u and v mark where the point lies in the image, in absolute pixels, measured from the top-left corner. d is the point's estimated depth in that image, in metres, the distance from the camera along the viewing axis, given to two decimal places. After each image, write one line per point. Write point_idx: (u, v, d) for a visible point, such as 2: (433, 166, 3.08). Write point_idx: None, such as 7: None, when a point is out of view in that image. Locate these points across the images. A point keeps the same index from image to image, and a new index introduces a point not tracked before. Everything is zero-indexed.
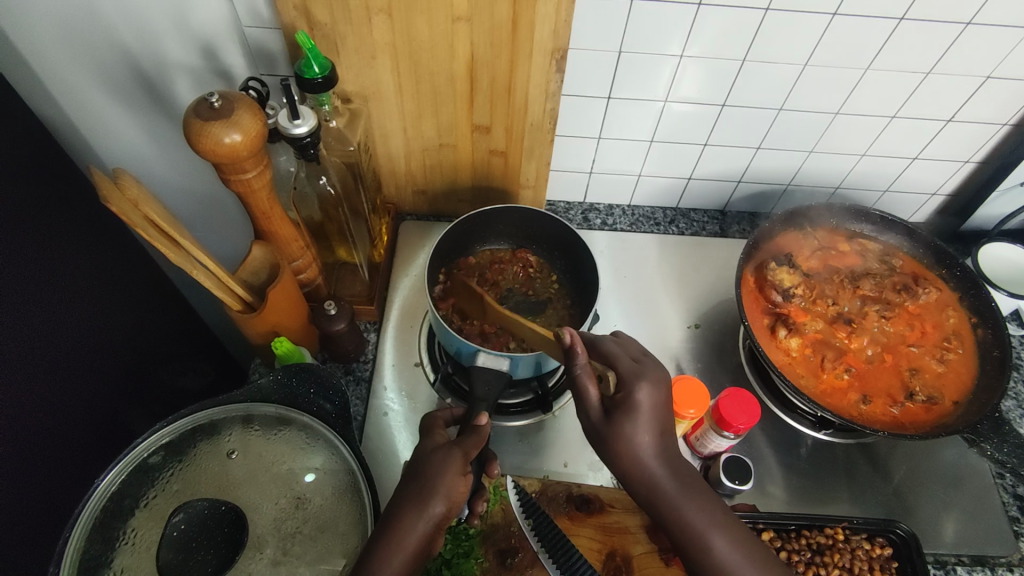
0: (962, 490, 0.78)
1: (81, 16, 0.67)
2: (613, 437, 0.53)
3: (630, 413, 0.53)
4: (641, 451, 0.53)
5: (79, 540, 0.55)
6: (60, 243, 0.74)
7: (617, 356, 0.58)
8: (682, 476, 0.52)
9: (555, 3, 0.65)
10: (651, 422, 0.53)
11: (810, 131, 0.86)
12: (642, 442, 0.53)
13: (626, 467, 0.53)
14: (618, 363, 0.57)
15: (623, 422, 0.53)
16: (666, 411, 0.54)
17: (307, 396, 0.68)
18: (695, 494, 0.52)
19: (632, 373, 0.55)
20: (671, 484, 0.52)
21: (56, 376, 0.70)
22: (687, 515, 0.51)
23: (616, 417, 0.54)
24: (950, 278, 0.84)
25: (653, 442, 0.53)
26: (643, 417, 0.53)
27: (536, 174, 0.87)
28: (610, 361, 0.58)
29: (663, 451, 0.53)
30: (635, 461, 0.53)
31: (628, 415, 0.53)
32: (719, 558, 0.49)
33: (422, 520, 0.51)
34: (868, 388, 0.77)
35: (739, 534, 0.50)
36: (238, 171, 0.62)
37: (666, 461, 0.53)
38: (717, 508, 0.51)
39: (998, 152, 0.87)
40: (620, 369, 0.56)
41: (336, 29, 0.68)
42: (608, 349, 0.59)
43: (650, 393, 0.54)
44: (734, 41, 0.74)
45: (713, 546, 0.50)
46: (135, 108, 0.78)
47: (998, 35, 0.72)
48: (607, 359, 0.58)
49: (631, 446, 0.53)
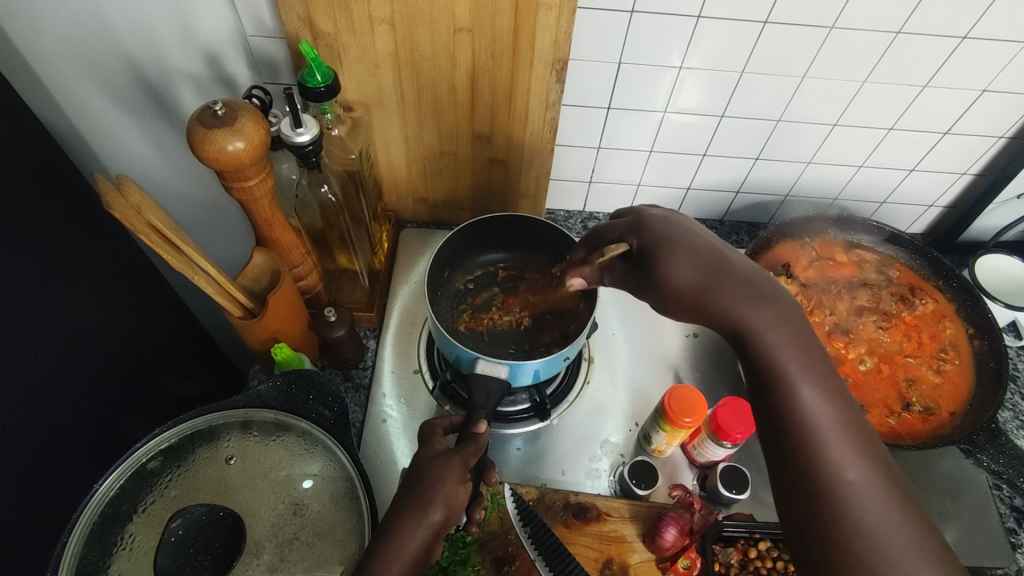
0: (959, 501, 0.78)
1: (86, 25, 0.68)
2: (658, 269, 0.55)
3: (665, 247, 0.56)
4: (685, 284, 0.54)
5: (77, 544, 0.55)
6: (62, 248, 0.75)
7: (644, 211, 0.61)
8: (749, 289, 0.53)
9: (556, 14, 0.66)
10: (688, 254, 0.55)
11: (808, 142, 0.87)
12: (683, 272, 0.54)
13: (678, 300, 0.54)
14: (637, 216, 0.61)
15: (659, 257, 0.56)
16: (703, 247, 0.55)
17: (306, 403, 0.68)
18: (789, 338, 0.51)
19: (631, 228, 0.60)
20: (760, 319, 0.52)
21: (55, 382, 0.71)
22: (781, 362, 0.50)
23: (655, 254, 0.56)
24: (947, 289, 0.84)
25: (701, 272, 0.54)
26: (679, 249, 0.55)
27: (536, 182, 0.88)
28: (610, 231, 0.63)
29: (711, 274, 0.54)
30: (690, 292, 0.54)
31: (665, 249, 0.55)
32: (805, 402, 0.49)
33: (421, 527, 0.51)
34: (865, 399, 0.77)
35: (832, 389, 0.49)
36: (241, 179, 0.62)
37: (734, 290, 0.53)
38: (814, 359, 0.51)
39: (994, 164, 0.88)
40: (627, 221, 0.61)
41: (339, 38, 0.69)
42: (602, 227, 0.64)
43: (669, 228, 0.57)
44: (734, 52, 0.74)
45: (800, 394, 0.49)
46: (138, 114, 0.79)
47: (993, 49, 0.73)
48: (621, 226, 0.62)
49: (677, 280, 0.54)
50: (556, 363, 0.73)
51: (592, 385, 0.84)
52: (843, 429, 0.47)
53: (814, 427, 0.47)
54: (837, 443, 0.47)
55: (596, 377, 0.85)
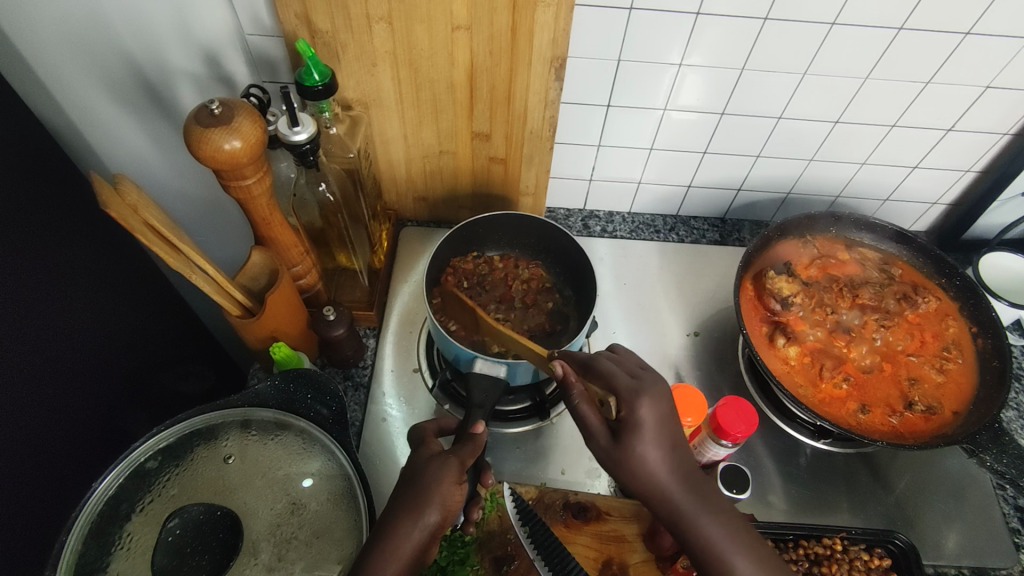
0: (963, 501, 0.77)
1: (85, 23, 0.68)
2: (625, 459, 0.50)
3: (635, 431, 0.50)
4: (654, 469, 0.49)
5: (75, 542, 0.55)
6: (63, 247, 0.75)
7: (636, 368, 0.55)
8: (699, 489, 0.49)
9: (553, 12, 0.65)
10: (660, 437, 0.50)
11: (809, 139, 0.86)
12: (654, 461, 0.50)
13: (641, 487, 0.50)
14: (615, 382, 0.53)
15: (630, 441, 0.50)
16: (672, 425, 0.51)
17: (305, 401, 0.68)
18: (723, 519, 0.48)
19: (631, 391, 0.52)
20: (692, 507, 0.48)
21: (56, 380, 0.71)
22: (713, 542, 0.47)
23: (623, 439, 0.50)
24: (950, 287, 0.84)
25: (666, 459, 0.50)
26: (648, 433, 0.50)
27: (536, 181, 0.88)
28: (609, 382, 0.54)
29: (676, 463, 0.50)
30: (647, 478, 0.49)
31: (634, 433, 0.50)
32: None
33: (417, 528, 0.51)
34: (867, 398, 0.77)
35: (770, 567, 0.46)
36: (238, 178, 0.62)
37: (684, 480, 0.49)
38: (746, 534, 0.48)
39: (998, 161, 0.87)
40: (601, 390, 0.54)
41: (337, 37, 0.69)
42: (605, 368, 0.55)
43: (652, 408, 0.50)
44: (733, 49, 0.74)
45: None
46: (137, 113, 0.79)
47: (996, 45, 0.72)
48: (606, 380, 0.54)
49: (643, 464, 0.49)
50: None
51: None
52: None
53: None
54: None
55: None
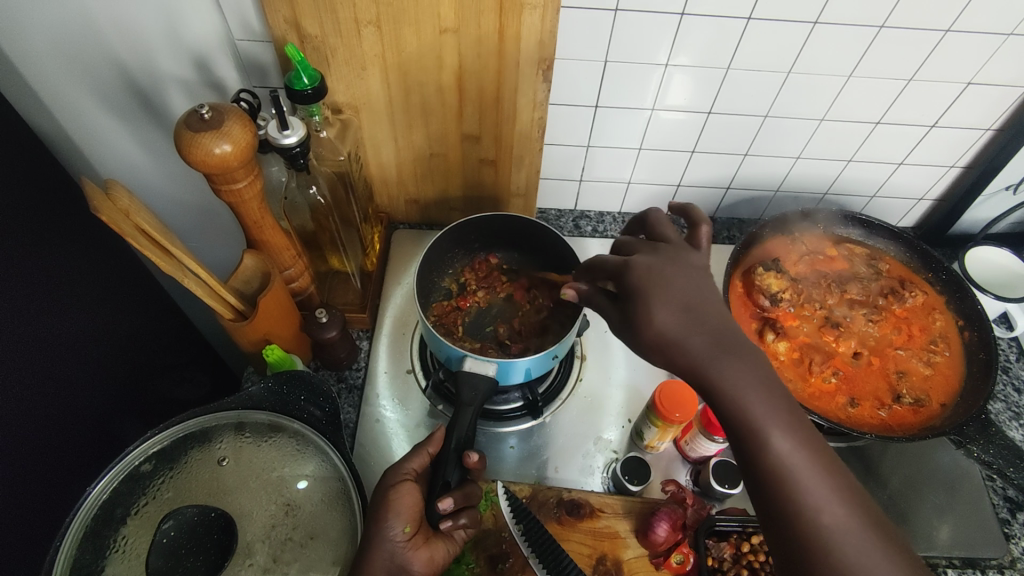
0: (953, 494, 0.78)
1: (75, 31, 0.68)
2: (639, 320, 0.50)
3: (641, 292, 0.50)
4: (668, 329, 0.49)
5: (70, 546, 0.55)
6: (56, 255, 0.75)
7: (665, 237, 0.57)
8: (732, 352, 0.47)
9: (540, 13, 0.66)
10: (671, 297, 0.50)
11: (796, 136, 0.87)
12: (665, 321, 0.49)
13: (671, 355, 0.48)
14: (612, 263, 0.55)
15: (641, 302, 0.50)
16: (685, 286, 0.50)
17: (298, 403, 0.69)
18: (760, 387, 0.46)
19: (639, 265, 0.52)
20: (730, 377, 0.46)
21: (50, 386, 0.71)
22: (750, 412, 0.45)
23: (629, 302, 0.51)
24: (937, 282, 0.85)
25: (682, 319, 0.49)
26: (656, 292, 0.50)
27: (526, 181, 0.89)
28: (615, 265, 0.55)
29: (694, 321, 0.49)
30: (670, 343, 0.48)
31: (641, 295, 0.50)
32: (780, 456, 0.44)
33: (385, 545, 0.56)
34: (856, 391, 0.78)
35: (803, 435, 0.45)
36: (229, 181, 0.63)
37: (715, 346, 0.48)
38: (782, 405, 0.46)
39: (982, 156, 0.88)
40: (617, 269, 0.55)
41: (326, 42, 0.69)
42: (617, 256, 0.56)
43: (654, 273, 0.51)
44: (719, 49, 0.75)
45: (773, 443, 0.45)
46: (129, 120, 0.79)
47: (977, 41, 0.73)
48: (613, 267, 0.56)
49: (658, 326, 0.49)
50: (547, 361, 0.73)
51: (585, 382, 0.84)
52: (819, 479, 0.44)
53: (789, 479, 0.44)
54: (815, 486, 0.43)
55: (589, 374, 0.85)
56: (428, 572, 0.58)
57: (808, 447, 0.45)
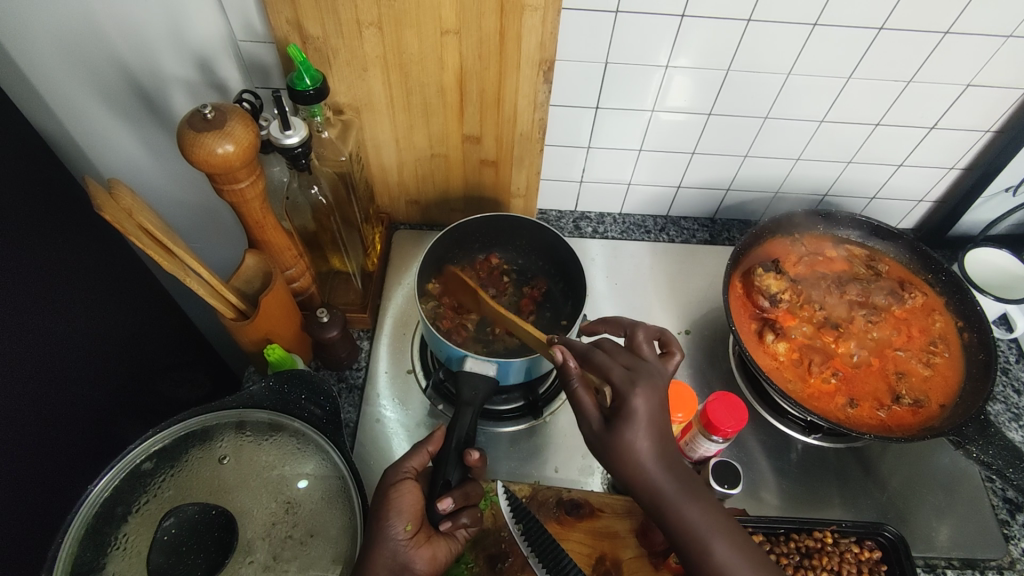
0: (952, 495, 0.78)
1: (78, 31, 0.69)
2: (615, 444, 0.52)
3: (629, 420, 0.52)
4: (638, 457, 0.51)
5: (72, 544, 0.56)
6: (58, 254, 0.76)
7: (643, 347, 0.58)
8: (677, 472, 0.52)
9: (541, 15, 0.67)
10: (654, 429, 0.52)
11: (796, 138, 0.87)
12: (642, 448, 0.51)
13: (627, 474, 0.52)
14: (610, 374, 0.55)
15: (621, 428, 0.52)
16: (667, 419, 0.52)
17: (299, 402, 0.69)
18: (701, 502, 0.50)
19: (626, 382, 0.53)
20: (671, 488, 0.51)
21: (52, 385, 0.71)
22: (689, 523, 0.50)
23: (615, 427, 0.52)
24: (936, 283, 0.85)
25: (652, 448, 0.52)
26: (642, 422, 0.52)
27: (526, 182, 0.89)
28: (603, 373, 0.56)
29: (663, 455, 0.52)
30: (630, 463, 0.51)
31: (627, 422, 0.51)
32: (721, 566, 0.48)
33: (387, 544, 0.57)
34: (855, 392, 0.78)
35: (742, 541, 0.49)
36: (231, 181, 0.63)
37: (666, 465, 0.51)
38: (720, 513, 0.51)
39: (981, 158, 0.88)
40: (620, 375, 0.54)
41: (328, 43, 0.70)
42: (601, 360, 0.56)
43: (648, 402, 0.52)
44: (718, 51, 0.75)
45: (714, 551, 0.49)
46: (133, 120, 0.80)
47: (976, 43, 0.73)
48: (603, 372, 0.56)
49: (632, 451, 0.51)
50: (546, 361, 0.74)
51: None
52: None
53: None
54: None
55: None
56: (430, 572, 0.58)
57: (748, 554, 0.49)
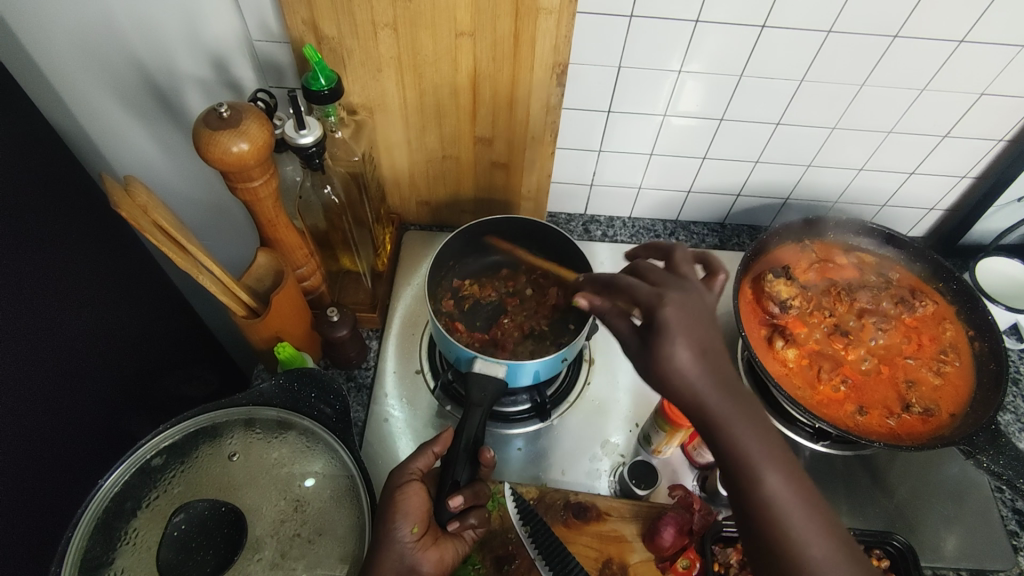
0: (962, 505, 0.77)
1: (95, 31, 0.69)
2: (656, 362, 0.46)
3: (664, 331, 0.46)
4: (684, 370, 0.45)
5: (81, 538, 0.56)
6: (70, 250, 0.76)
7: (685, 267, 0.52)
8: (735, 394, 0.46)
9: (555, 19, 0.67)
10: (688, 336, 0.46)
11: (807, 145, 0.87)
12: (684, 360, 0.45)
13: (674, 391, 0.46)
14: (637, 294, 0.49)
15: (658, 341, 0.46)
16: (700, 327, 0.46)
17: (309, 400, 0.69)
18: (755, 424, 0.45)
19: (653, 297, 0.48)
20: (725, 410, 0.45)
21: (62, 381, 0.72)
22: (743, 448, 0.44)
23: (649, 344, 0.47)
24: (947, 291, 0.84)
25: (698, 360, 0.46)
26: (678, 332, 0.46)
27: (537, 185, 0.89)
28: (633, 296, 0.50)
29: (708, 367, 0.46)
30: (679, 380, 0.46)
31: (663, 333, 0.46)
32: (772, 497, 0.44)
33: (393, 546, 0.57)
34: (865, 399, 0.78)
35: (798, 477, 0.44)
36: (245, 179, 0.63)
37: (717, 382, 0.46)
38: (778, 442, 0.45)
39: (994, 167, 0.88)
40: (644, 296, 0.48)
41: (344, 43, 0.70)
42: (627, 283, 0.51)
43: (678, 312, 0.46)
44: (731, 57, 0.75)
45: (766, 483, 0.44)
46: (148, 119, 0.80)
47: (991, 52, 0.73)
48: (630, 294, 0.50)
49: (673, 365, 0.45)
50: (556, 363, 0.74)
51: (592, 386, 0.84)
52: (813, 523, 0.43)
53: (784, 521, 0.43)
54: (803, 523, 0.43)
55: (597, 378, 0.85)
56: (438, 573, 0.58)
57: (802, 489, 0.44)
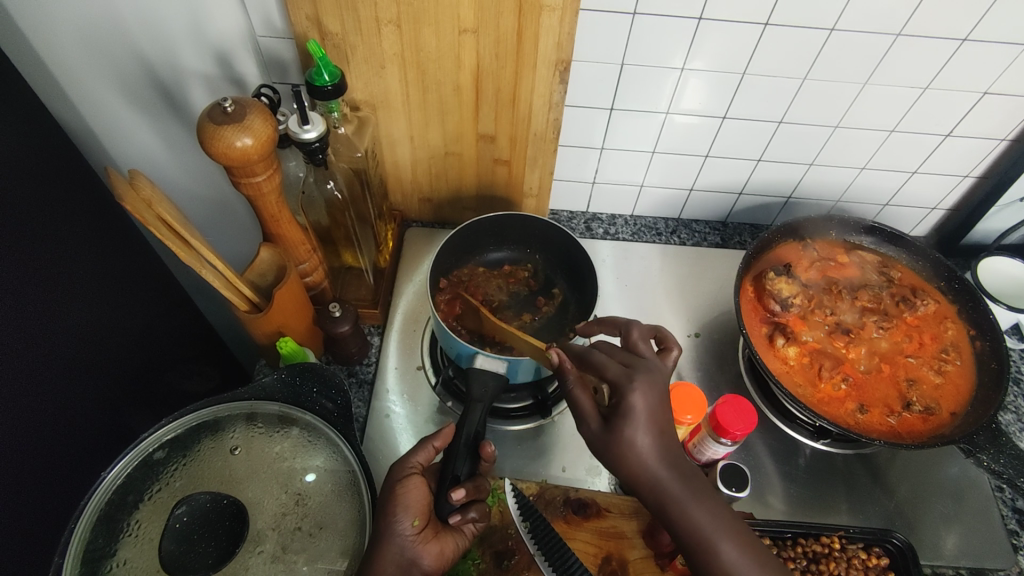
0: (962, 504, 0.77)
1: (99, 25, 0.69)
2: (616, 443, 0.52)
3: (628, 416, 0.52)
4: (642, 453, 0.51)
5: (84, 530, 0.56)
6: (73, 245, 0.76)
7: (643, 336, 0.60)
8: (682, 474, 0.51)
9: (558, 16, 0.67)
10: (648, 423, 0.52)
11: (810, 143, 0.87)
12: (644, 445, 0.51)
13: (631, 474, 0.51)
14: (607, 370, 0.56)
15: (621, 426, 0.52)
16: (662, 410, 0.53)
17: (310, 395, 0.70)
18: (704, 499, 0.50)
19: (624, 377, 0.54)
20: (677, 489, 0.50)
21: (64, 374, 0.72)
22: (696, 523, 0.49)
23: (614, 425, 0.53)
24: (948, 290, 0.84)
25: (653, 445, 0.52)
26: (640, 418, 0.52)
27: (539, 182, 0.89)
28: (601, 370, 0.57)
29: (662, 450, 0.52)
30: (637, 463, 0.51)
31: (625, 419, 0.52)
32: (729, 567, 0.47)
33: (394, 540, 0.57)
34: (865, 398, 0.78)
35: (750, 545, 0.48)
36: (249, 174, 0.64)
37: (669, 464, 0.51)
38: (733, 521, 0.49)
39: (996, 166, 0.88)
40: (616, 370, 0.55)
41: (347, 39, 0.70)
42: (598, 358, 0.58)
43: (644, 395, 0.53)
44: (734, 55, 0.76)
45: (722, 553, 0.47)
46: (152, 114, 0.80)
47: (994, 51, 0.73)
48: (600, 370, 0.57)
49: (632, 449, 0.51)
50: None
51: None
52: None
53: None
54: None
55: None
56: (438, 567, 0.58)
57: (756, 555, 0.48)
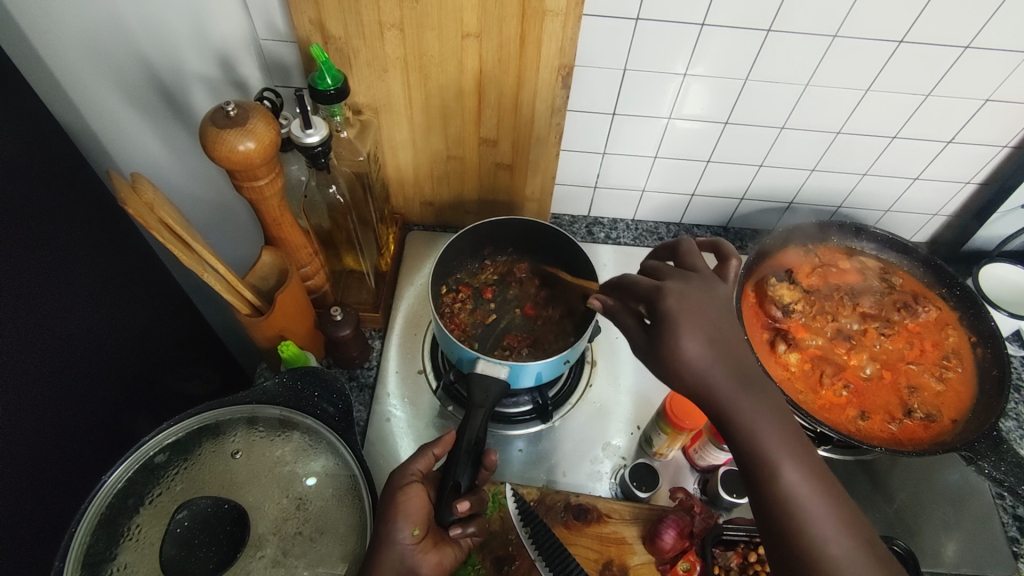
0: (963, 511, 0.77)
1: (102, 29, 0.69)
2: (663, 353, 0.48)
3: (668, 323, 0.49)
4: (694, 360, 0.47)
5: (84, 535, 0.56)
6: (74, 248, 0.76)
7: (691, 252, 0.56)
8: (750, 391, 0.47)
9: (562, 20, 0.67)
10: (695, 327, 0.48)
11: (812, 148, 0.87)
12: (692, 350, 0.48)
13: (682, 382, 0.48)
14: (641, 288, 0.53)
15: (664, 333, 0.48)
16: (710, 311, 0.49)
17: (311, 399, 0.69)
18: (771, 418, 0.47)
19: (657, 290, 0.51)
20: (749, 411, 0.46)
21: (64, 378, 0.72)
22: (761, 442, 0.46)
23: (658, 336, 0.49)
24: (950, 297, 0.85)
25: (707, 349, 0.48)
26: (682, 322, 0.48)
27: (541, 187, 0.89)
28: (638, 289, 0.54)
29: (720, 359, 0.48)
30: (694, 374, 0.48)
31: (666, 323, 0.49)
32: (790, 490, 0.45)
33: (394, 548, 0.56)
34: (866, 404, 0.78)
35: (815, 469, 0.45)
36: (251, 178, 0.64)
37: (730, 375, 0.47)
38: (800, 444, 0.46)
39: (998, 174, 0.88)
40: (647, 287, 0.53)
41: (349, 43, 0.70)
42: (633, 278, 0.55)
43: (681, 301, 0.49)
44: (736, 59, 0.75)
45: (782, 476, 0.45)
46: (153, 116, 0.80)
47: (996, 58, 0.73)
48: (636, 289, 0.54)
49: (686, 358, 0.48)
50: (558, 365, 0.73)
51: (594, 388, 0.85)
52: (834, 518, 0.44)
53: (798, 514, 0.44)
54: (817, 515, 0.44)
55: (599, 380, 0.85)
56: None
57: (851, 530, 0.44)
